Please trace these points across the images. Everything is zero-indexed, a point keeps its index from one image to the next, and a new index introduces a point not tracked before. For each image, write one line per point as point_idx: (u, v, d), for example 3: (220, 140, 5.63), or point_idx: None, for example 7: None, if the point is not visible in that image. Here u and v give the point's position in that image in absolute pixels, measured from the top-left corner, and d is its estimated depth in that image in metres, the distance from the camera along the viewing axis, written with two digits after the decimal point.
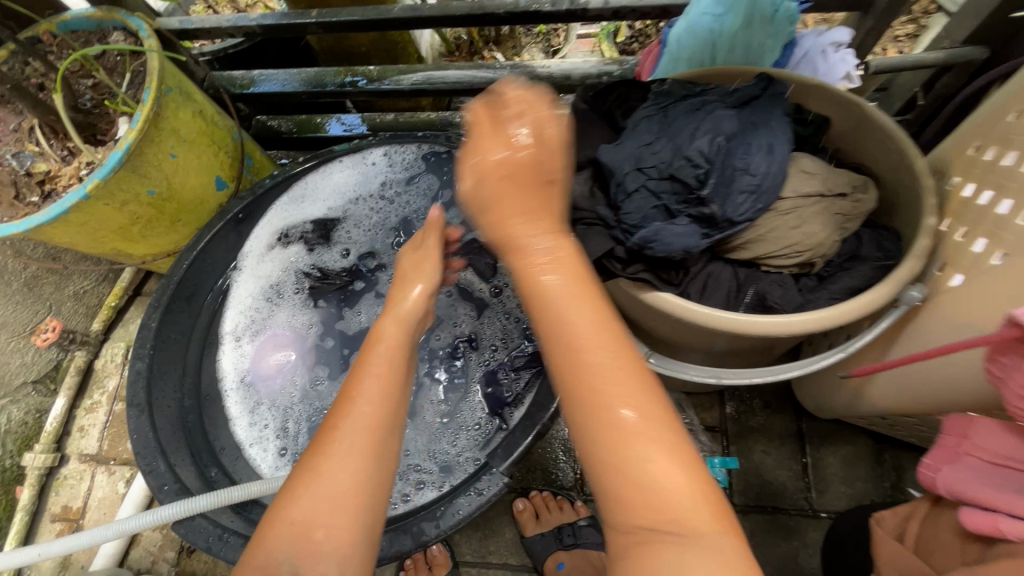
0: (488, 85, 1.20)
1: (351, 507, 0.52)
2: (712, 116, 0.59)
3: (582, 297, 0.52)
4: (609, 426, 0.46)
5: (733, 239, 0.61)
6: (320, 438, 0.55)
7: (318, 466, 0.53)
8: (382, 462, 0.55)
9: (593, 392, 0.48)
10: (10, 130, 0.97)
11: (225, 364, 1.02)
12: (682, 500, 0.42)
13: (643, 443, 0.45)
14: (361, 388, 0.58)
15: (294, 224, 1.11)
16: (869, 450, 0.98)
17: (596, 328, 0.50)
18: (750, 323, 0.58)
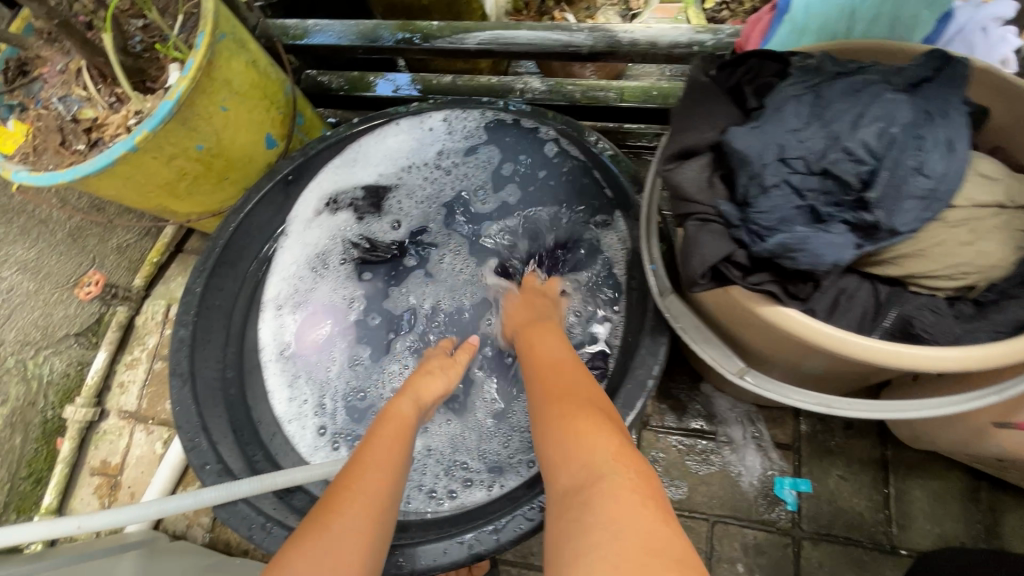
0: (562, 50, 1.07)
1: (357, 547, 0.56)
2: (881, 99, 0.48)
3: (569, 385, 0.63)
4: (565, 449, 0.54)
5: (884, 253, 0.51)
6: (332, 493, 0.60)
7: (327, 520, 0.56)
8: (383, 506, 0.60)
9: (558, 437, 0.56)
10: (57, 71, 0.91)
11: (266, 335, 0.97)
12: (612, 489, 0.48)
13: (588, 451, 0.53)
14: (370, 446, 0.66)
15: (344, 190, 1.03)
16: (962, 487, 0.88)
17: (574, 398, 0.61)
18: (891, 356, 0.50)
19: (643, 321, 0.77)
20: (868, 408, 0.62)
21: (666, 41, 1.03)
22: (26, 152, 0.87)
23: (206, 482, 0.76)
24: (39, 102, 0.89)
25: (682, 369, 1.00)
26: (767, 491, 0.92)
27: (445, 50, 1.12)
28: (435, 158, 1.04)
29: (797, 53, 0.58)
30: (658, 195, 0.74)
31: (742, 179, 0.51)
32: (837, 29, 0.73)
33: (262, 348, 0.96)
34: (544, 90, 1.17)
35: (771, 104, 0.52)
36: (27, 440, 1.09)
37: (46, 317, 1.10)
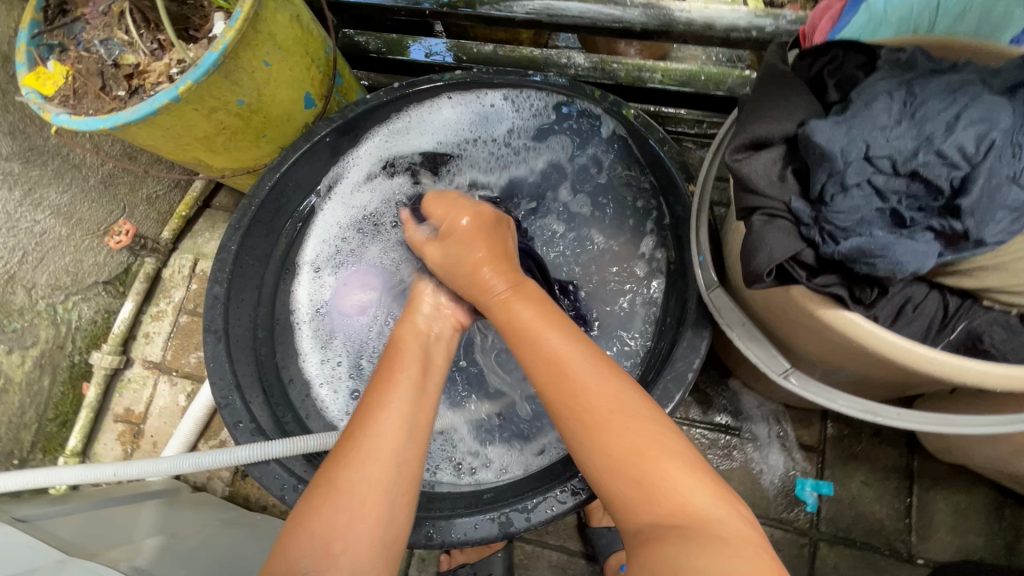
0: (612, 24, 1.02)
1: (375, 501, 0.54)
2: (980, 102, 0.47)
3: (607, 384, 0.56)
4: (640, 474, 0.50)
5: (958, 264, 0.50)
6: (343, 448, 0.57)
7: (340, 477, 0.54)
8: (406, 467, 0.57)
9: (618, 447, 0.52)
10: (99, 12, 0.88)
11: (303, 294, 0.96)
12: (721, 536, 0.46)
13: (677, 488, 0.49)
14: (389, 405, 0.60)
15: (397, 158, 1.00)
16: (987, 503, 0.88)
17: (624, 405, 0.54)
18: (961, 369, 0.48)
19: (683, 313, 0.76)
20: (918, 419, 0.60)
21: (723, 23, 0.97)
22: (67, 95, 0.85)
23: (239, 440, 0.76)
24: (80, 44, 0.87)
25: (711, 363, 0.99)
26: (788, 491, 0.91)
27: (490, 17, 1.07)
28: (491, 135, 1.01)
29: (885, 47, 0.56)
30: (710, 187, 0.72)
31: (821, 175, 0.50)
32: (921, 22, 0.69)
33: (299, 307, 0.96)
34: (587, 66, 1.12)
35: (862, 98, 0.50)
36: (54, 383, 1.10)
37: (76, 264, 1.10)
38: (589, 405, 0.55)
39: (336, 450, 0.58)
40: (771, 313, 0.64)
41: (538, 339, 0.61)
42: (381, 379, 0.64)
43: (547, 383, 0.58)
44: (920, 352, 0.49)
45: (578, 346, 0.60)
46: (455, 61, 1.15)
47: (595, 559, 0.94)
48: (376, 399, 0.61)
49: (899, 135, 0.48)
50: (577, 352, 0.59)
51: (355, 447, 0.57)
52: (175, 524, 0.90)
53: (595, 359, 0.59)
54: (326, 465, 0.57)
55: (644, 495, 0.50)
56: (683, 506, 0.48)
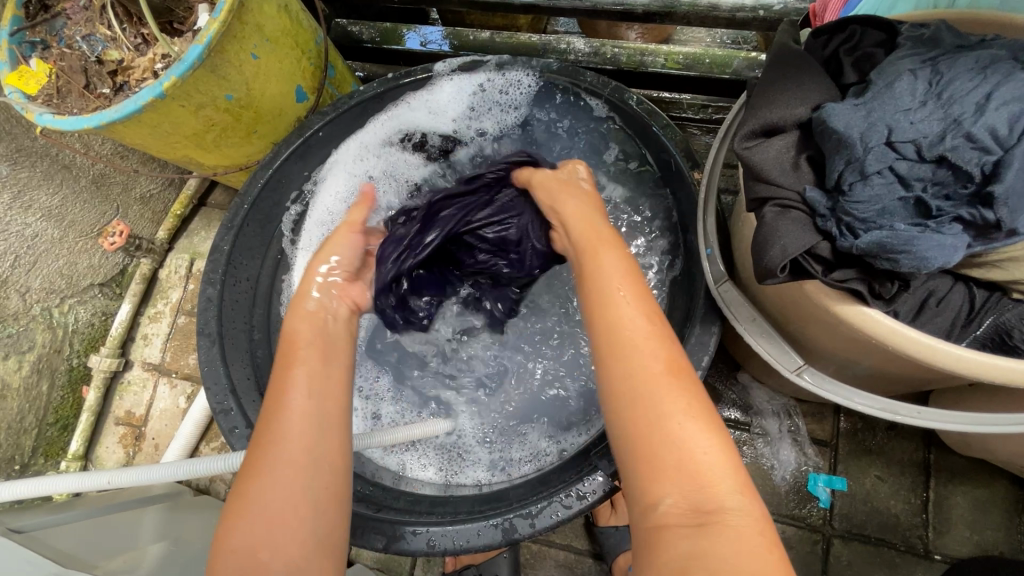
0: (614, 6, 0.97)
1: (293, 494, 0.50)
2: (1012, 80, 0.44)
3: (643, 327, 0.51)
4: (673, 446, 0.45)
5: (986, 256, 0.47)
6: (251, 458, 0.53)
7: (250, 487, 0.51)
8: (323, 466, 0.53)
9: (659, 405, 0.46)
10: (81, 7, 0.86)
11: (298, 280, 0.92)
12: (740, 533, 0.41)
13: (700, 469, 0.44)
14: (291, 400, 0.55)
15: (404, 132, 0.96)
16: (1008, 497, 0.86)
17: (640, 343, 0.50)
18: (985, 366, 0.46)
19: (691, 308, 0.73)
20: (940, 417, 0.58)
21: (728, 3, 0.93)
22: (50, 94, 0.82)
23: (235, 447, 0.74)
24: (62, 40, 0.84)
25: (720, 356, 0.96)
26: (800, 486, 0.89)
27: (484, 0, 1.03)
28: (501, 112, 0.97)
29: (906, 23, 0.53)
30: (716, 176, 0.69)
31: (838, 163, 0.47)
32: None
33: (293, 293, 0.91)
34: (588, 51, 1.08)
35: (882, 79, 0.47)
36: (53, 387, 1.09)
37: (70, 266, 1.08)
38: (648, 372, 0.48)
39: (248, 456, 0.53)
40: (783, 306, 0.61)
41: (607, 294, 0.55)
42: (280, 375, 0.58)
43: (616, 331, 0.52)
44: (946, 350, 0.46)
45: (641, 299, 0.54)
46: (451, 48, 1.11)
47: (603, 558, 0.92)
48: (284, 400, 0.55)
49: (925, 117, 0.44)
50: (643, 302, 0.54)
51: (263, 456, 0.52)
52: (176, 530, 0.88)
53: (648, 314, 0.53)
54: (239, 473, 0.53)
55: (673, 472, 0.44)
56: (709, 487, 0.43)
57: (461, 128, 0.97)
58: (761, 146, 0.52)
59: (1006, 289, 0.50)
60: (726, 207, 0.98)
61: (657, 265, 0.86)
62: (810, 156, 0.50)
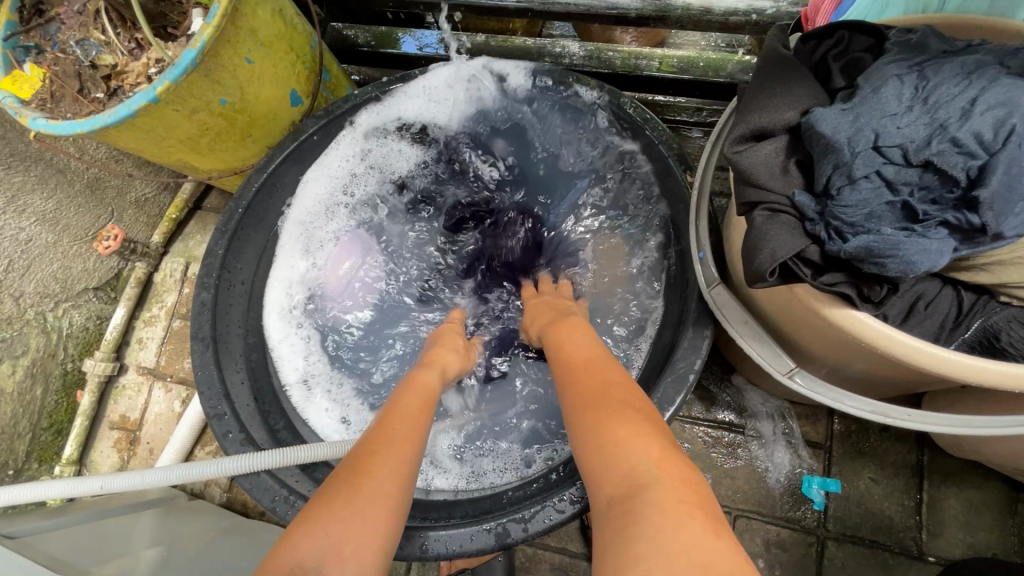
0: (608, 10, 0.97)
1: (386, 516, 0.48)
2: (998, 85, 0.44)
3: (598, 367, 0.61)
4: (604, 443, 0.49)
5: (975, 259, 0.47)
6: (353, 469, 0.50)
7: (339, 500, 0.48)
8: (405, 514, 0.51)
9: (591, 413, 0.53)
10: (74, 12, 0.86)
11: (281, 270, 0.92)
12: (656, 502, 0.42)
13: (626, 455, 0.47)
14: (400, 439, 0.55)
15: (394, 127, 0.98)
16: (1001, 498, 0.86)
17: (594, 377, 0.59)
18: (972, 368, 0.46)
19: (683, 311, 0.74)
20: (930, 419, 0.58)
21: (721, 7, 0.93)
22: (44, 98, 0.82)
23: (228, 451, 0.74)
24: (56, 45, 0.84)
25: (714, 359, 0.96)
26: (794, 489, 0.89)
27: (478, 4, 1.03)
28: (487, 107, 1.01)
29: (894, 28, 0.53)
30: (708, 179, 0.69)
31: (827, 167, 0.47)
32: (929, 1, 0.65)
33: (275, 284, 0.92)
34: (582, 55, 1.08)
35: (870, 84, 0.47)
36: (47, 392, 1.09)
37: (64, 270, 1.07)
38: (586, 393, 0.57)
39: (352, 461, 0.51)
40: (774, 309, 0.62)
41: (567, 347, 0.67)
42: (389, 415, 0.58)
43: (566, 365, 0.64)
44: (934, 353, 0.46)
45: (586, 348, 0.66)
46: (446, 52, 1.12)
47: None
48: (397, 433, 0.56)
49: (912, 122, 0.45)
50: (586, 350, 0.65)
51: (375, 467, 0.51)
52: (170, 535, 0.88)
53: (595, 357, 0.63)
54: (327, 482, 0.50)
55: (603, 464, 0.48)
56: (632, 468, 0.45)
57: (450, 121, 1.01)
58: (749, 150, 0.52)
59: (994, 292, 0.50)
60: (720, 210, 0.98)
61: (651, 268, 0.87)
62: (797, 160, 0.51)
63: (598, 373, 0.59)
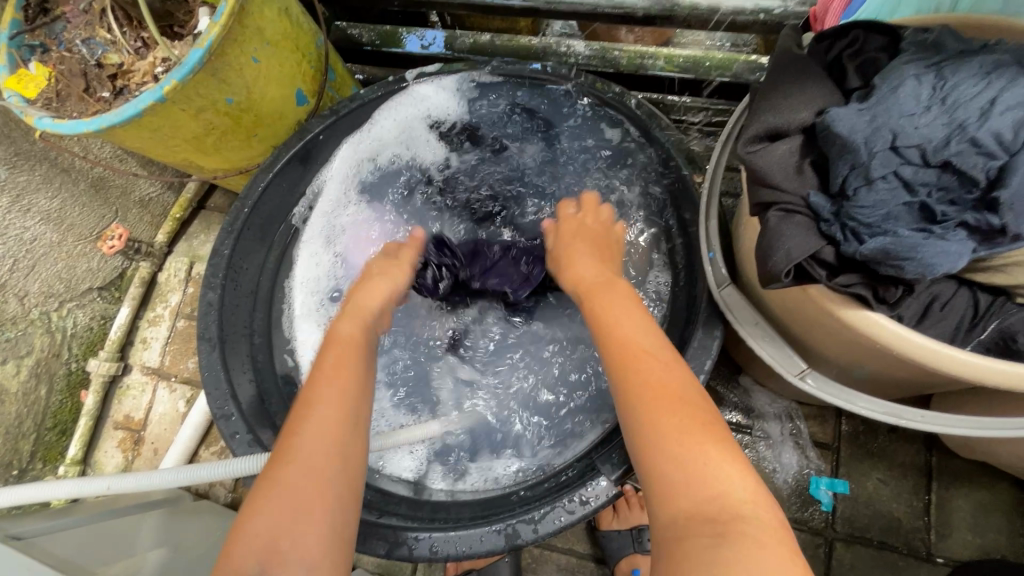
0: (615, 10, 0.97)
1: (316, 492, 0.52)
2: (1017, 85, 0.43)
3: (646, 351, 0.57)
4: (680, 458, 0.48)
5: (991, 259, 0.47)
6: (278, 452, 0.55)
7: (278, 480, 0.53)
8: (348, 463, 0.55)
9: (669, 421, 0.50)
10: (80, 10, 0.85)
11: (303, 271, 0.92)
12: (758, 536, 0.42)
13: (713, 472, 0.47)
14: (320, 403, 0.58)
15: (419, 120, 0.97)
16: (1009, 499, 0.86)
17: (653, 366, 0.55)
18: (987, 371, 0.46)
19: (692, 312, 0.73)
20: (944, 421, 0.58)
21: (729, 7, 0.93)
22: (50, 98, 0.81)
23: (236, 452, 0.74)
24: (61, 44, 0.84)
25: (722, 359, 0.96)
26: (802, 490, 0.89)
27: (483, 3, 1.03)
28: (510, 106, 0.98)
29: (909, 27, 0.53)
30: (719, 178, 0.69)
31: (843, 167, 0.47)
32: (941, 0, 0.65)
33: (297, 285, 0.91)
34: (587, 54, 1.08)
35: (887, 84, 0.47)
36: (52, 391, 1.08)
37: (69, 270, 1.07)
38: (654, 390, 0.53)
39: (275, 451, 0.55)
40: (785, 309, 0.62)
41: (613, 321, 0.62)
42: (316, 377, 0.61)
43: (614, 342, 0.59)
44: (952, 355, 0.46)
45: (642, 327, 0.60)
46: (451, 52, 1.11)
47: (605, 562, 0.92)
48: (315, 402, 0.58)
49: (931, 122, 0.44)
50: (648, 330, 0.60)
51: (292, 447, 0.54)
52: (177, 535, 0.88)
53: (659, 343, 0.58)
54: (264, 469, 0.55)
55: (685, 483, 0.47)
56: (722, 495, 0.45)
57: (475, 118, 0.99)
58: (763, 150, 0.52)
59: (1009, 293, 0.50)
60: (727, 210, 0.98)
61: (658, 268, 0.87)
62: (811, 159, 0.51)
63: (646, 359, 0.56)
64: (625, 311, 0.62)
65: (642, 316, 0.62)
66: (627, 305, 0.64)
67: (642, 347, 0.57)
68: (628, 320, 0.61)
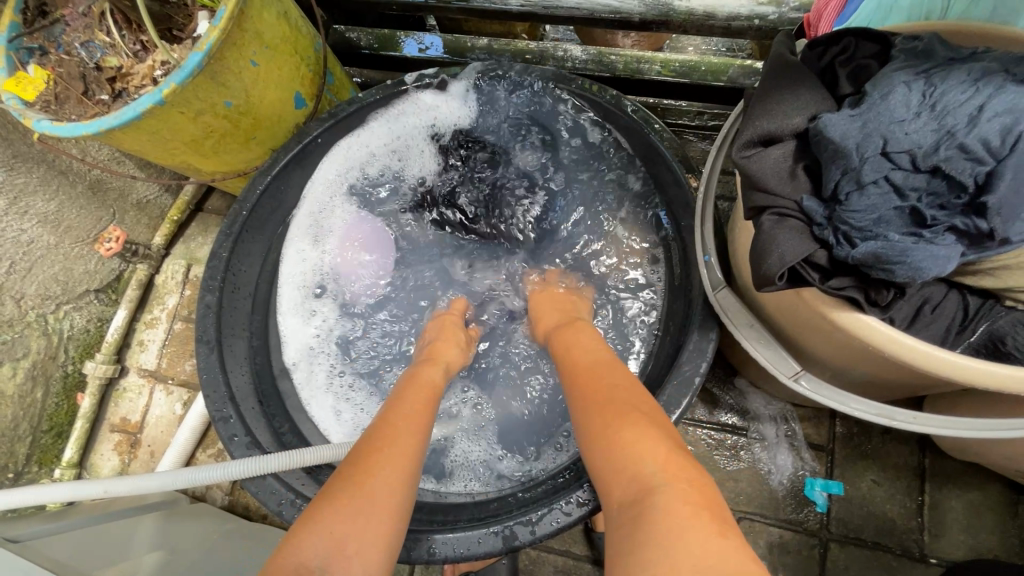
0: (611, 15, 0.97)
1: (389, 511, 0.52)
2: (1005, 92, 0.44)
3: (591, 366, 0.65)
4: (606, 448, 0.52)
5: (980, 263, 0.48)
6: (356, 468, 0.54)
7: (358, 486, 0.52)
8: (408, 501, 0.55)
9: (598, 423, 0.55)
10: (79, 14, 0.85)
11: (289, 267, 0.93)
12: (663, 504, 0.44)
13: (631, 454, 0.49)
14: (403, 441, 0.58)
15: (421, 128, 0.97)
16: (1002, 500, 0.86)
17: (596, 377, 0.62)
18: (977, 374, 0.47)
19: (688, 314, 0.74)
20: (934, 422, 0.58)
21: (724, 12, 0.94)
22: (48, 100, 0.82)
23: (234, 454, 0.74)
24: (60, 47, 0.84)
25: (717, 361, 0.97)
26: (797, 491, 0.89)
27: (480, 8, 1.03)
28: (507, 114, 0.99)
29: (900, 35, 0.54)
30: (714, 182, 0.69)
31: (835, 172, 0.48)
32: (932, 8, 0.66)
33: (285, 282, 0.93)
34: (584, 59, 1.08)
35: (878, 90, 0.48)
36: (48, 394, 1.08)
37: (66, 272, 1.07)
38: (593, 399, 0.58)
39: (356, 460, 0.56)
40: (779, 312, 0.62)
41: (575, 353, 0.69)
42: (398, 410, 0.63)
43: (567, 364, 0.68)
44: (942, 358, 0.47)
45: (591, 351, 0.68)
46: (449, 56, 1.12)
47: (601, 563, 0.92)
48: (402, 430, 0.60)
49: (921, 129, 0.45)
50: (595, 352, 0.68)
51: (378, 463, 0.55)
52: (174, 538, 0.87)
53: (603, 360, 0.66)
54: (334, 480, 0.54)
55: (613, 471, 0.50)
56: (642, 475, 0.48)
57: (473, 120, 0.99)
58: (756, 155, 0.52)
59: (998, 296, 0.51)
60: (723, 213, 0.99)
61: (655, 271, 0.87)
62: (804, 164, 0.51)
63: (590, 373, 0.64)
64: (576, 340, 0.72)
65: (595, 344, 0.70)
66: (581, 337, 0.72)
67: (592, 363, 0.66)
68: (575, 348, 0.70)
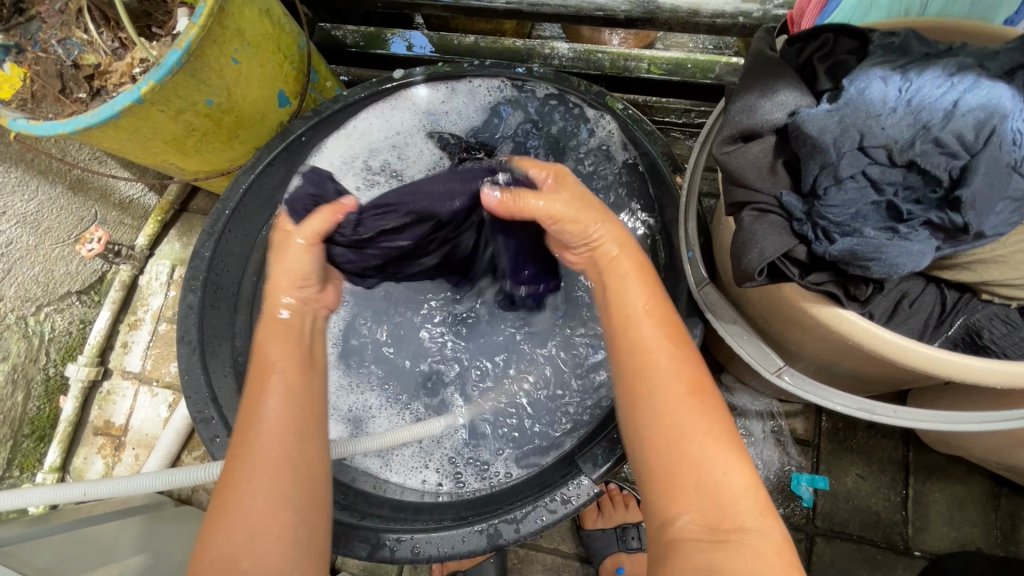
0: (596, 12, 0.97)
1: (274, 513, 0.48)
2: (978, 88, 0.45)
3: (665, 347, 0.53)
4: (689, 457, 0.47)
5: (958, 255, 0.48)
6: (228, 469, 0.51)
7: (227, 498, 0.49)
8: (305, 470, 0.51)
9: (689, 426, 0.48)
10: (56, 11, 0.84)
11: None
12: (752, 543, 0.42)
13: (719, 474, 0.46)
14: (265, 406, 0.53)
15: (417, 127, 0.95)
16: (984, 493, 0.87)
17: (669, 359, 0.52)
18: (956, 368, 0.47)
19: (673, 308, 0.74)
20: (913, 415, 0.59)
21: (708, 9, 0.93)
22: (25, 99, 0.81)
23: (216, 457, 0.73)
24: (37, 44, 0.83)
25: (704, 357, 0.97)
26: (783, 486, 0.90)
27: (468, 6, 1.03)
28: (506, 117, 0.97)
29: (877, 31, 0.54)
30: (698, 178, 0.69)
31: (813, 168, 0.48)
32: (910, 5, 0.67)
33: None
34: (572, 56, 1.07)
35: (854, 86, 0.48)
36: (29, 397, 1.06)
37: (47, 273, 1.05)
38: (658, 372, 0.51)
39: (224, 471, 0.51)
40: (760, 305, 0.62)
41: (630, 314, 0.56)
42: (254, 387, 0.55)
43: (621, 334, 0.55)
44: (918, 351, 0.47)
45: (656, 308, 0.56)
46: (437, 53, 1.11)
47: (590, 561, 0.92)
48: (259, 407, 0.53)
49: (897, 125, 0.46)
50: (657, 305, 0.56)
51: (240, 462, 0.50)
52: (159, 543, 0.86)
53: (663, 323, 0.55)
54: (220, 478, 0.52)
55: (691, 484, 0.46)
56: (723, 503, 0.44)
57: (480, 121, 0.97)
58: (731, 153, 0.52)
59: (976, 289, 0.51)
60: (707, 210, 1.00)
61: None
62: (784, 160, 0.51)
63: (668, 347, 0.53)
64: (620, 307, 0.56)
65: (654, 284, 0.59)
66: (644, 287, 0.58)
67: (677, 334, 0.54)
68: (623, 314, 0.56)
